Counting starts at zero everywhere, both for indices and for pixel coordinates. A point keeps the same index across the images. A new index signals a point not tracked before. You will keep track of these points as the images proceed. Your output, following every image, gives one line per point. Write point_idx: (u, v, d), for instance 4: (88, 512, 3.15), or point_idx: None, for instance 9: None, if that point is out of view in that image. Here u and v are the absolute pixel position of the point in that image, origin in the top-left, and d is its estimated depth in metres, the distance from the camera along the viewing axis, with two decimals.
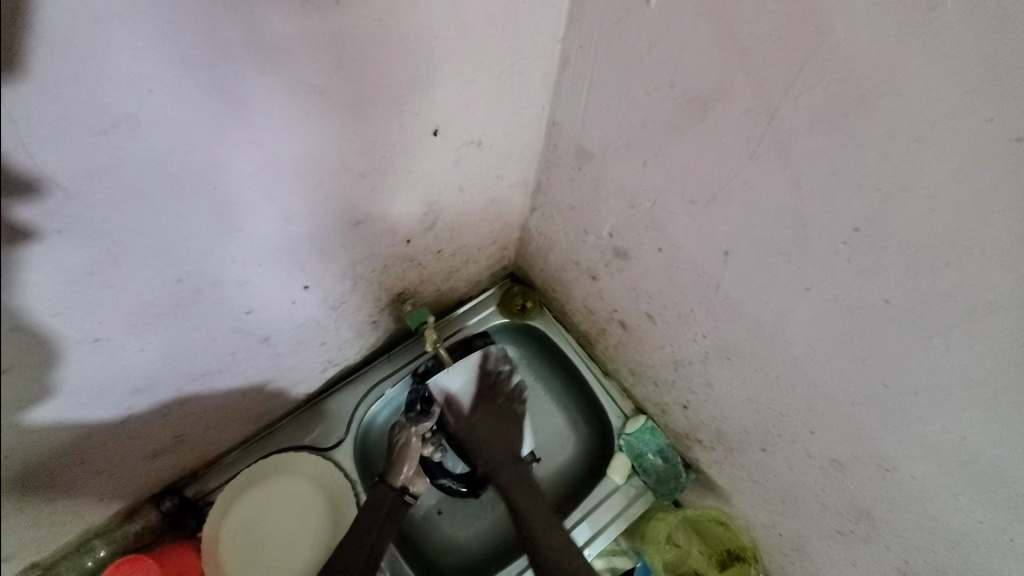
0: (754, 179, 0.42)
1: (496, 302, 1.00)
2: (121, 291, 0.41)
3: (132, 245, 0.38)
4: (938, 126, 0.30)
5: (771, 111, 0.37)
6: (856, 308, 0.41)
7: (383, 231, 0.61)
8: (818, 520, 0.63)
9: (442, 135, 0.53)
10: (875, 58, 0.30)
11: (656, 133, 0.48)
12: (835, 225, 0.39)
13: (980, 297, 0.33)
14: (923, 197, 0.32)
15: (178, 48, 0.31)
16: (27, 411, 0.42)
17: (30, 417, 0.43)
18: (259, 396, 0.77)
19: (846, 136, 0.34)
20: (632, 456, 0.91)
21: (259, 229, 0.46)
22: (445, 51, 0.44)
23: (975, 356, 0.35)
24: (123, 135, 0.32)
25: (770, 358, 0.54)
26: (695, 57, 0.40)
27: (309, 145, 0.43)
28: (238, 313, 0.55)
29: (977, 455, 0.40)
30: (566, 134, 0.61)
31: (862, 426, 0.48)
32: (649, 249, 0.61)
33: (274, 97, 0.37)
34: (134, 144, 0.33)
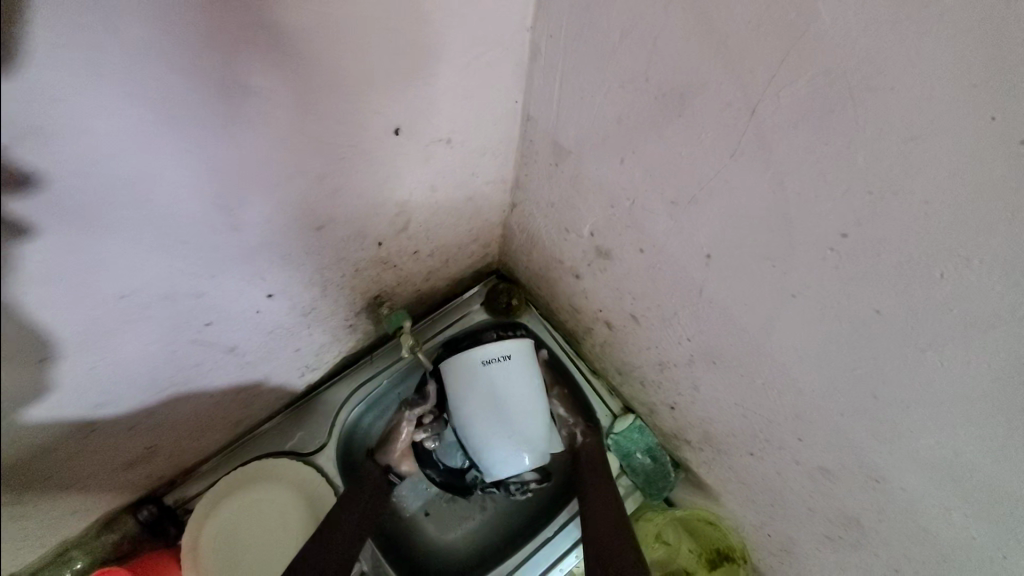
0: (735, 179, 0.39)
1: (481, 300, 0.97)
2: (63, 313, 0.37)
3: (69, 263, 0.34)
4: (934, 124, 0.27)
5: (753, 106, 0.34)
6: (845, 318, 0.39)
7: (350, 234, 0.57)
8: (806, 524, 0.61)
9: (405, 133, 0.49)
10: (862, 48, 0.27)
11: (634, 129, 0.45)
12: (821, 230, 0.36)
13: (977, 309, 0.30)
14: (916, 202, 0.30)
15: (77, 51, 0.28)
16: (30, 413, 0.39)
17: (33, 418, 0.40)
18: (235, 405, 0.75)
19: (832, 135, 0.31)
20: (621, 456, 0.89)
21: (206, 240, 0.43)
22: (402, 43, 0.41)
23: (971, 371, 0.33)
24: (37, 147, 0.28)
25: (756, 364, 0.52)
26: (670, 46, 0.37)
27: (253, 146, 0.40)
28: (196, 325, 0.52)
29: (972, 472, 0.37)
30: (542, 129, 0.58)
31: (851, 435, 0.46)
32: (630, 249, 0.58)
33: (204, 98, 0.34)
34: (52, 156, 0.29)
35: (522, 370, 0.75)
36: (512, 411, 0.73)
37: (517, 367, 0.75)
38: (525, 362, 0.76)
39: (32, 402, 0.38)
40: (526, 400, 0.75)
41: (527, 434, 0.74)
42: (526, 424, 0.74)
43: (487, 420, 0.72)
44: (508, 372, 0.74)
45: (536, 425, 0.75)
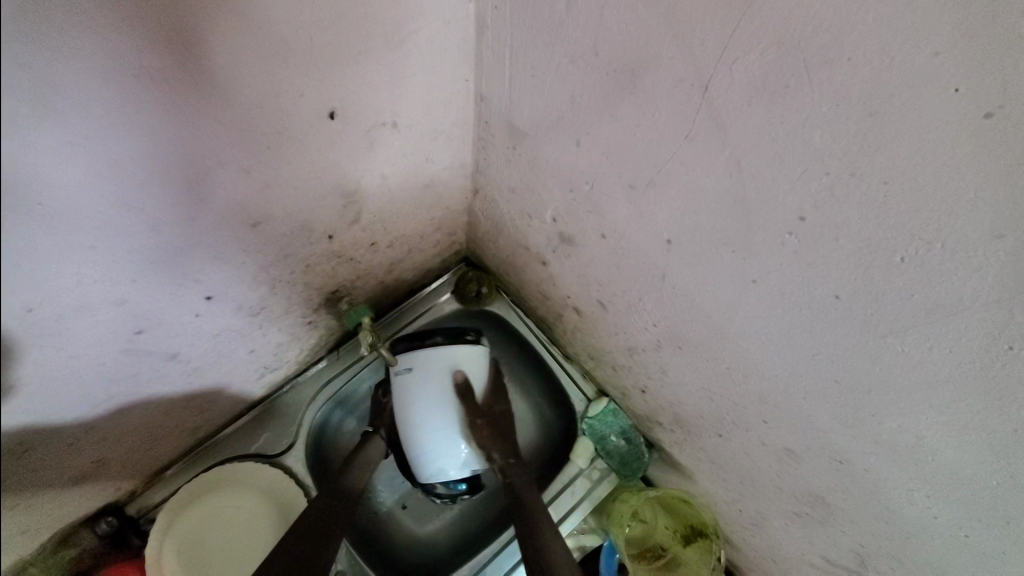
0: (691, 161, 0.37)
1: (450, 290, 0.94)
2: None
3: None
4: (894, 98, 0.25)
5: (705, 81, 0.31)
6: (806, 304, 0.37)
7: (293, 228, 0.53)
8: (775, 502, 0.62)
9: (341, 117, 0.45)
10: (817, 15, 0.25)
11: (587, 109, 0.42)
12: (779, 214, 0.34)
13: (938, 295, 0.29)
14: (875, 183, 0.28)
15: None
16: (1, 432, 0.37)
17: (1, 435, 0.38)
18: (188, 412, 0.71)
19: (787, 112, 0.29)
20: (596, 438, 0.89)
21: (119, 244, 0.39)
22: (327, 16, 0.37)
23: (932, 356, 0.32)
24: None
25: (720, 350, 0.51)
26: (618, 16, 0.34)
27: (159, 138, 0.35)
28: (125, 333, 0.48)
29: (932, 454, 0.37)
30: (495, 109, 0.54)
31: (814, 419, 0.45)
32: (593, 235, 0.56)
33: (85, 85, 0.30)
34: None
35: (433, 379, 0.73)
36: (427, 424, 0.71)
37: (430, 377, 0.73)
38: (436, 371, 0.73)
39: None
40: (443, 406, 0.72)
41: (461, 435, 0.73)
42: (446, 433, 0.71)
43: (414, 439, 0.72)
44: (417, 385, 0.72)
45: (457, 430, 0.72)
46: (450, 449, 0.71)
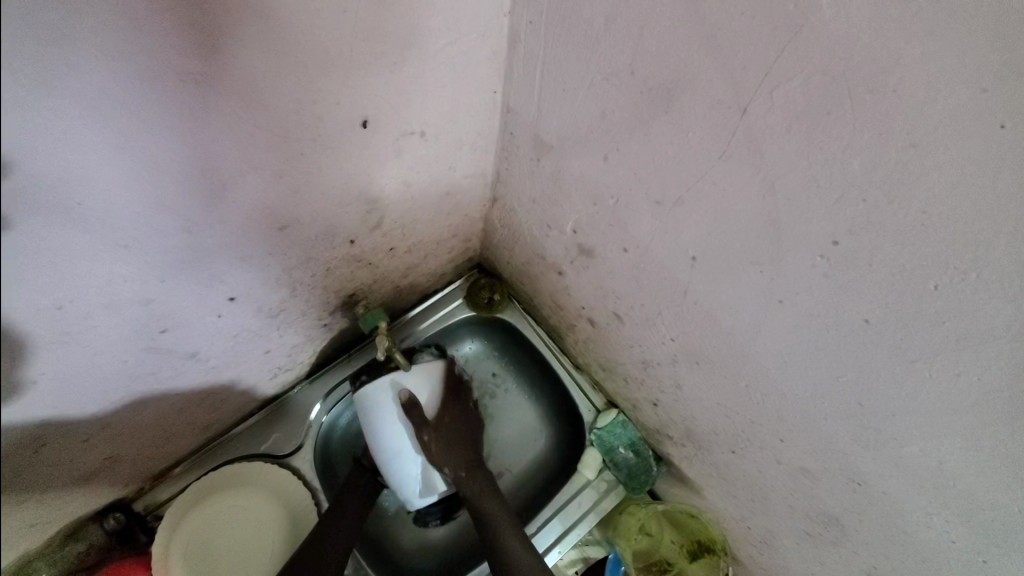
0: (722, 181, 0.37)
1: (462, 296, 0.95)
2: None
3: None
4: (936, 130, 0.25)
5: (743, 104, 0.32)
6: (831, 325, 0.38)
7: (318, 233, 0.54)
8: (786, 521, 0.61)
9: (373, 125, 0.46)
10: (863, 47, 0.25)
11: (617, 125, 0.42)
12: (812, 237, 0.34)
13: (971, 324, 0.29)
14: (914, 212, 0.28)
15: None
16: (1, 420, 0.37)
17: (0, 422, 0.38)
18: (202, 410, 0.71)
19: (826, 138, 0.29)
20: (603, 451, 0.88)
21: (150, 244, 0.40)
22: (368, 28, 0.38)
23: (960, 383, 0.32)
24: None
25: (739, 367, 0.51)
26: (657, 37, 0.34)
27: (197, 142, 0.36)
28: (150, 332, 0.48)
29: (954, 480, 0.37)
30: (522, 121, 0.55)
31: (834, 440, 0.45)
32: (614, 248, 0.56)
33: (135, 92, 0.31)
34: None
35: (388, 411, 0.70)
36: (382, 456, 0.71)
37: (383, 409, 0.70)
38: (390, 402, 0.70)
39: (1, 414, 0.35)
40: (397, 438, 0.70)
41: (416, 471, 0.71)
42: (402, 462, 0.70)
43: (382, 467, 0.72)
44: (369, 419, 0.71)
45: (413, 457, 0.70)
46: (410, 477, 0.71)
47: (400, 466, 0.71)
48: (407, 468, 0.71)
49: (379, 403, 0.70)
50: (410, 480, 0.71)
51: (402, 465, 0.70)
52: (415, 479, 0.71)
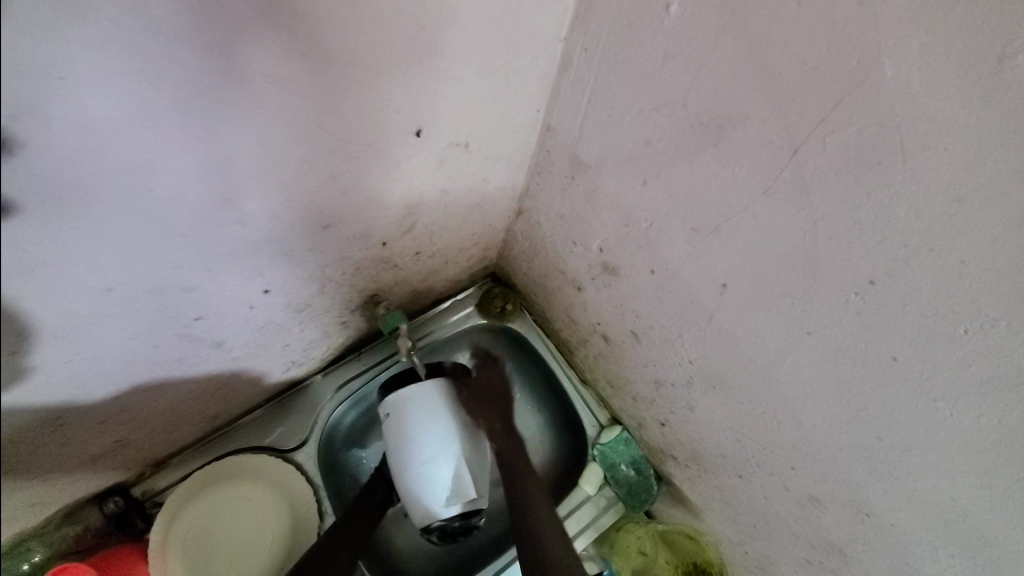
0: (763, 216, 0.39)
1: (475, 303, 0.96)
2: (49, 302, 0.34)
3: (59, 252, 0.32)
4: (980, 187, 0.27)
5: (795, 145, 0.34)
6: (859, 360, 0.39)
7: (355, 233, 0.55)
8: (787, 548, 0.62)
9: (425, 134, 0.48)
10: (921, 105, 0.27)
11: (661, 152, 0.44)
12: (848, 276, 0.36)
13: (996, 368, 0.31)
14: (951, 261, 0.30)
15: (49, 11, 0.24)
16: (29, 392, 0.36)
17: (31, 395, 0.38)
18: (215, 398, 0.71)
19: (874, 184, 0.31)
20: (605, 466, 0.89)
21: (204, 233, 0.41)
22: (436, 45, 0.40)
23: (980, 424, 0.34)
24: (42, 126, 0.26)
25: (756, 393, 0.52)
26: (714, 76, 0.36)
27: (266, 138, 0.37)
28: (184, 319, 0.49)
29: (965, 517, 0.38)
30: (561, 140, 0.57)
31: (846, 470, 0.47)
32: (640, 269, 0.58)
33: (219, 88, 0.32)
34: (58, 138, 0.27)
35: (439, 417, 0.68)
36: (411, 458, 0.66)
37: (431, 416, 0.68)
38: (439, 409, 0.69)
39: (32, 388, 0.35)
40: (449, 442, 0.67)
41: (467, 476, 0.68)
42: (457, 469, 0.67)
43: (429, 480, 0.66)
44: (419, 424, 0.67)
45: (450, 459, 0.67)
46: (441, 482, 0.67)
47: (433, 469, 0.66)
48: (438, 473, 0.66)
49: (428, 410, 0.68)
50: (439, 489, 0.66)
51: (435, 468, 0.66)
52: (446, 487, 0.67)
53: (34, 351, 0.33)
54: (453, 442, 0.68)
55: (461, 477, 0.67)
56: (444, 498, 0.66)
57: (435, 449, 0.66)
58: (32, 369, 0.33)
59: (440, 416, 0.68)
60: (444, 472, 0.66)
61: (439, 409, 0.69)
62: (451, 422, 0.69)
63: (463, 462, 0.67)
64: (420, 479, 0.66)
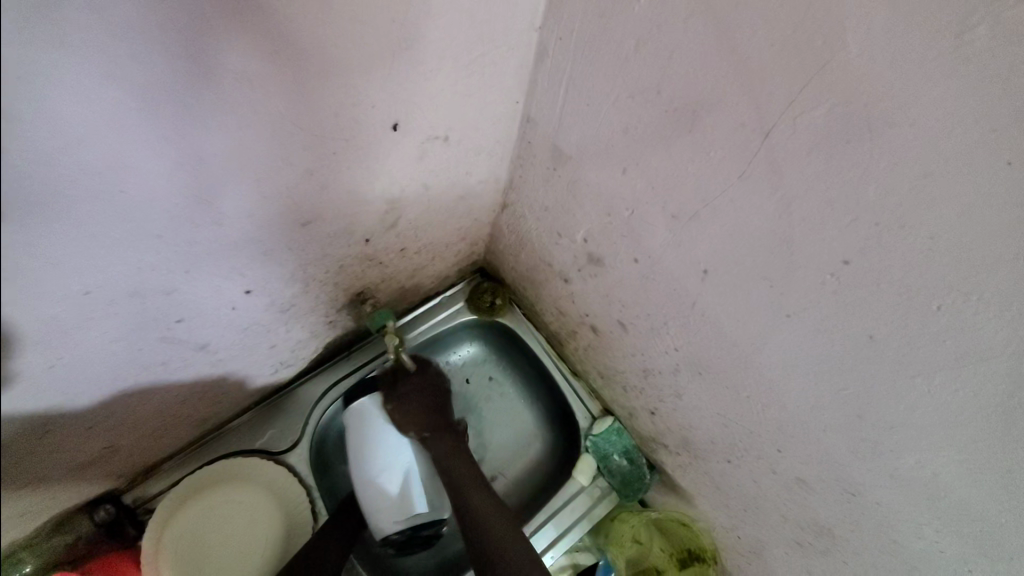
0: (740, 200, 0.39)
1: (463, 299, 0.96)
2: (24, 308, 0.33)
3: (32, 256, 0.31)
4: (947, 163, 0.27)
5: (767, 128, 0.34)
6: (838, 340, 0.40)
7: (337, 231, 0.55)
8: (777, 529, 0.63)
9: (402, 128, 0.48)
10: (887, 83, 0.27)
11: (639, 140, 0.44)
12: (824, 257, 0.36)
13: (969, 342, 0.32)
14: (922, 237, 0.30)
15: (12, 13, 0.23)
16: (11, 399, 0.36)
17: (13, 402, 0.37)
18: (202, 402, 0.70)
19: (845, 163, 0.31)
20: (598, 457, 0.89)
21: (180, 234, 0.40)
22: (410, 36, 0.39)
23: (956, 398, 0.34)
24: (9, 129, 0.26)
25: (741, 378, 0.53)
26: (687, 61, 0.36)
27: (239, 136, 0.37)
28: (166, 322, 0.48)
29: (946, 490, 0.39)
30: (541, 132, 0.57)
31: (831, 450, 0.47)
32: (623, 259, 0.58)
33: (188, 86, 0.32)
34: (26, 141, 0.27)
35: (391, 432, 0.71)
36: (366, 471, 0.70)
37: (384, 430, 0.71)
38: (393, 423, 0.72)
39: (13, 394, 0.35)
40: (400, 456, 0.70)
41: (416, 489, 0.70)
42: (407, 480, 0.70)
43: (381, 491, 0.69)
44: (373, 438, 0.70)
45: (391, 475, 0.69)
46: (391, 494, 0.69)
47: (383, 481, 0.69)
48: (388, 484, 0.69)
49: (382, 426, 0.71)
50: (387, 500, 0.69)
51: (382, 487, 0.69)
52: (395, 498, 0.69)
53: (17, 360, 0.33)
54: (404, 456, 0.71)
55: (410, 489, 0.70)
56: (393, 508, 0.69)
57: (386, 463, 0.70)
58: (16, 377, 0.32)
59: (393, 430, 0.71)
60: (393, 483, 0.69)
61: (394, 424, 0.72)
62: (403, 437, 0.72)
63: (413, 474, 0.71)
64: (373, 490, 0.69)
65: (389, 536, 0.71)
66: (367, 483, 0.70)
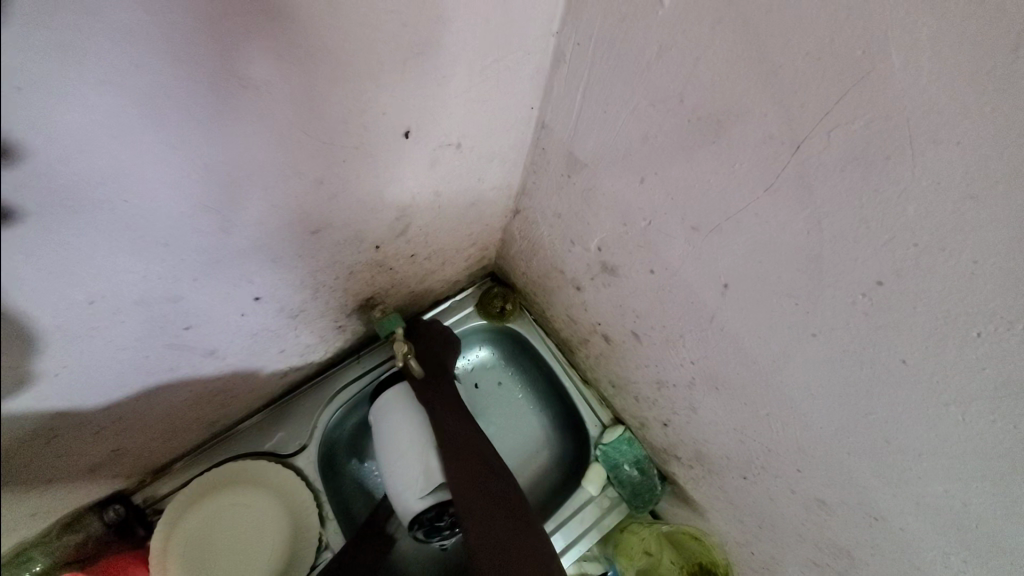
0: (765, 214, 0.37)
1: (474, 303, 0.95)
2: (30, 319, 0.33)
3: (37, 268, 0.30)
4: (996, 184, 0.25)
5: (798, 141, 0.32)
6: (867, 363, 0.38)
7: (347, 237, 0.54)
8: (793, 549, 0.61)
9: (414, 135, 0.47)
10: (933, 97, 0.25)
11: (658, 150, 0.43)
12: (855, 277, 0.34)
13: (1013, 372, 0.29)
14: (964, 261, 0.28)
15: (16, 25, 0.23)
16: (19, 410, 0.36)
17: (22, 411, 0.37)
18: (212, 405, 0.70)
19: (883, 180, 0.29)
20: (608, 467, 0.88)
21: (187, 242, 0.40)
22: (422, 42, 0.38)
23: (994, 430, 0.32)
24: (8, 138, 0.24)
25: (761, 395, 0.51)
26: (712, 68, 0.34)
27: (247, 144, 0.36)
28: (174, 329, 0.48)
29: (980, 524, 0.37)
30: (556, 138, 0.55)
31: (855, 474, 0.45)
32: (639, 269, 0.57)
33: (194, 94, 0.31)
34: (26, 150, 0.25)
35: (409, 413, 0.73)
36: (388, 451, 0.70)
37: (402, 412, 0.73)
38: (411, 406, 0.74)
39: (19, 406, 0.34)
40: (418, 432, 0.70)
41: (435, 460, 0.69)
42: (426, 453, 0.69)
43: (402, 466, 0.68)
44: (391, 421, 0.72)
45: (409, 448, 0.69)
46: (411, 467, 0.68)
47: (403, 455, 0.69)
48: (408, 458, 0.68)
49: (400, 408, 0.73)
50: (408, 473, 0.67)
51: (404, 461, 0.68)
52: (415, 470, 0.67)
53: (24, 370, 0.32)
54: (422, 432, 0.71)
55: (429, 461, 0.68)
56: (413, 480, 0.67)
57: (405, 438, 0.70)
58: (23, 388, 0.32)
59: (412, 411, 0.73)
60: (412, 457, 0.68)
61: (413, 406, 0.74)
62: (421, 416, 0.73)
63: (431, 447, 0.69)
64: (395, 468, 0.68)
65: (418, 515, 0.66)
66: (389, 463, 0.70)
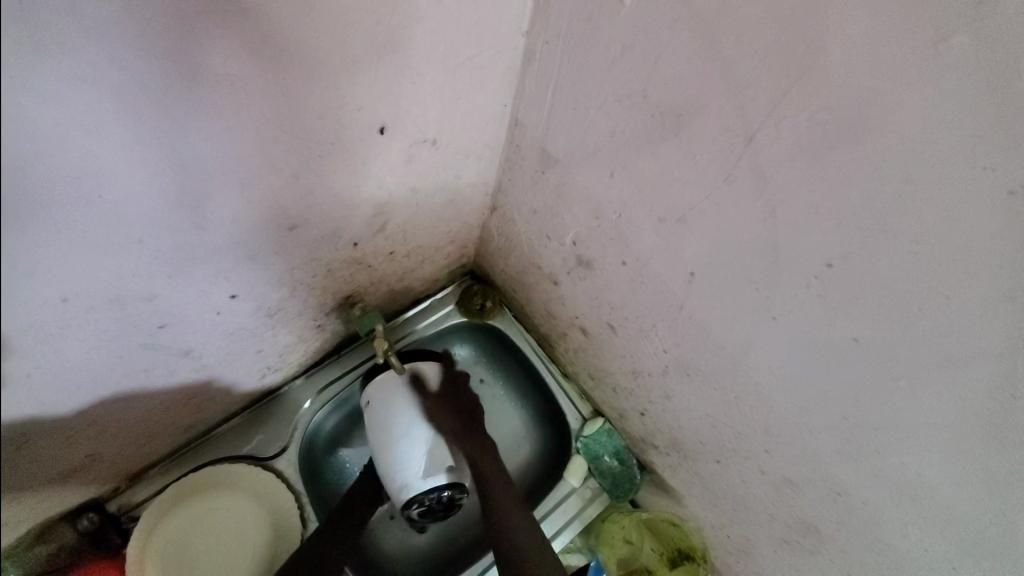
0: (726, 204, 0.40)
1: (454, 301, 0.96)
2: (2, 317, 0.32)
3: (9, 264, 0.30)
4: (928, 169, 0.28)
5: (752, 133, 0.34)
6: (822, 343, 0.40)
7: (324, 234, 0.54)
8: (765, 528, 0.63)
9: (390, 132, 0.47)
10: (870, 90, 0.28)
11: (626, 144, 0.45)
12: (808, 260, 0.37)
13: (951, 344, 0.32)
14: (904, 241, 0.31)
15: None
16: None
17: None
18: (188, 408, 0.69)
19: (830, 169, 0.32)
20: (589, 458, 0.89)
21: (162, 238, 0.40)
22: (395, 39, 0.39)
23: (938, 399, 0.35)
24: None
25: (729, 379, 0.53)
26: (673, 65, 0.36)
27: (223, 139, 0.36)
28: (150, 328, 0.48)
29: (930, 490, 0.40)
30: (529, 135, 0.57)
31: (817, 450, 0.48)
32: (612, 262, 0.58)
33: (168, 90, 0.31)
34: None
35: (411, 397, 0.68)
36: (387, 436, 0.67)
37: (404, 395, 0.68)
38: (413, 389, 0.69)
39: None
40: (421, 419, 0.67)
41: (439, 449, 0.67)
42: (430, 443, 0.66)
43: (402, 454, 0.66)
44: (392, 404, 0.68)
45: (412, 437, 0.66)
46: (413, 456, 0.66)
47: (404, 442, 0.66)
48: (409, 447, 0.66)
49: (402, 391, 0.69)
50: (409, 462, 0.65)
51: (405, 449, 0.66)
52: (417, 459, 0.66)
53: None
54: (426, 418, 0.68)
55: (432, 451, 0.66)
56: (414, 470, 0.65)
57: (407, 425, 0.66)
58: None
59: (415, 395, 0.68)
60: (414, 446, 0.66)
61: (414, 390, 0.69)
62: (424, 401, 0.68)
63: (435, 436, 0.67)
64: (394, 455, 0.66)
65: (416, 498, 0.66)
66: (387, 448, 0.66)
